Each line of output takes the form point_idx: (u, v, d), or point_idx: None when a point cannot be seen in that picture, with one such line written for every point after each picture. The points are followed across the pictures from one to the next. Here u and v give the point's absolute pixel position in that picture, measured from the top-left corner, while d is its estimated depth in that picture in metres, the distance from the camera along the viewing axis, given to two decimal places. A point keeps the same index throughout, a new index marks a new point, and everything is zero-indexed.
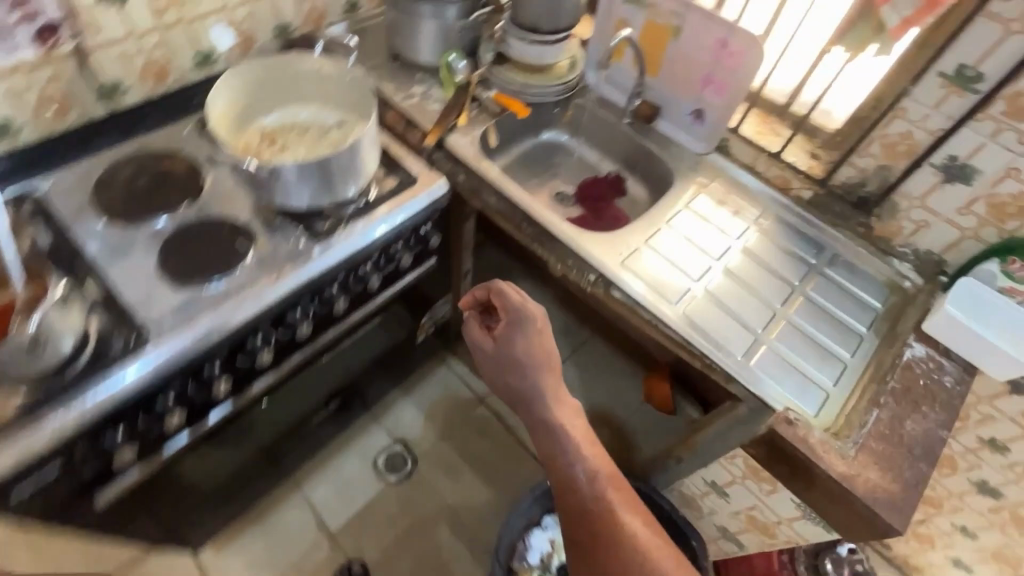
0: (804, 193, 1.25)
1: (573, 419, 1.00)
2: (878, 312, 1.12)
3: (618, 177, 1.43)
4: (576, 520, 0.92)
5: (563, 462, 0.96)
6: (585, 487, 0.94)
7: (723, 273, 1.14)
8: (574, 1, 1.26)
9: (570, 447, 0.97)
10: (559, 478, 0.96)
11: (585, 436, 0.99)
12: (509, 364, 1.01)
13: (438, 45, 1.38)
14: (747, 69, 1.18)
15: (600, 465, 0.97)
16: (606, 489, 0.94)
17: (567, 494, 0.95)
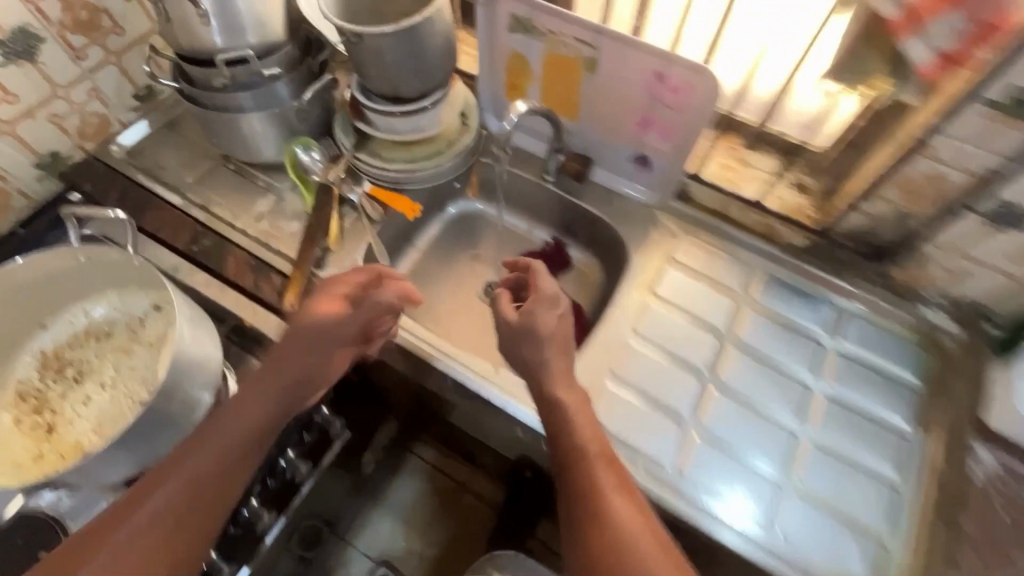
0: (796, 239, 0.97)
1: (599, 443, 0.68)
2: (915, 390, 0.88)
3: (559, 248, 1.12)
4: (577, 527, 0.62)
5: (575, 487, 0.65)
6: (594, 509, 0.62)
7: (720, 390, 0.87)
8: (438, 51, 0.87)
9: (588, 476, 0.65)
10: (564, 471, 0.67)
11: (610, 463, 0.67)
12: (519, 361, 0.75)
13: (278, 137, 1.00)
14: (698, 109, 0.84)
15: (621, 496, 0.63)
16: (618, 511, 0.62)
17: (567, 512, 0.64)
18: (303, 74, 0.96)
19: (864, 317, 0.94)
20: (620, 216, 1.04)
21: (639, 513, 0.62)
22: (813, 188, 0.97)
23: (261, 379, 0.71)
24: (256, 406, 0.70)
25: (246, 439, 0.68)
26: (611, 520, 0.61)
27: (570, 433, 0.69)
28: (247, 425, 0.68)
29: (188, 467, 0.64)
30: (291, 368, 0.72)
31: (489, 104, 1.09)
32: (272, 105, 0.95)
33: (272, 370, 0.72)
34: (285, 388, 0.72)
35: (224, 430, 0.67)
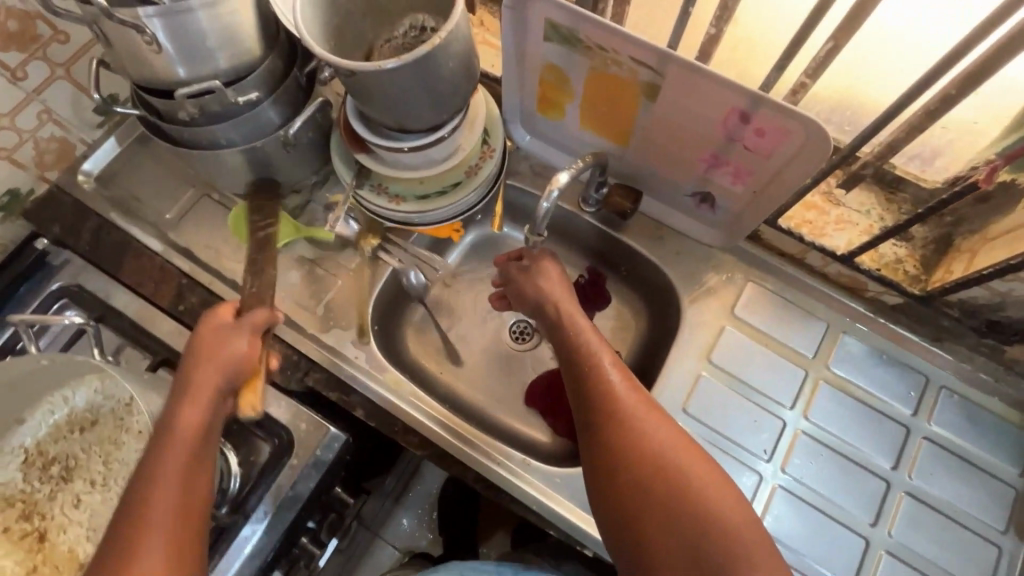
0: (888, 298, 0.80)
1: (621, 369, 0.68)
2: (1016, 490, 0.75)
3: (595, 281, 0.95)
4: (614, 459, 0.62)
5: (609, 409, 0.64)
6: (633, 437, 0.62)
7: (784, 486, 0.77)
8: (453, 76, 0.68)
9: (619, 403, 0.64)
10: (596, 411, 0.65)
11: (634, 386, 0.66)
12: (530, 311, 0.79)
13: (266, 167, 0.84)
14: (787, 157, 0.65)
15: (655, 419, 0.63)
16: (657, 438, 0.62)
17: (601, 442, 0.64)
18: (288, 93, 0.78)
19: (963, 395, 0.79)
20: (673, 259, 0.87)
21: (676, 434, 0.62)
22: (918, 234, 0.78)
23: (171, 436, 0.56)
24: (169, 472, 0.55)
25: (179, 505, 0.54)
26: (650, 450, 0.61)
27: (593, 359, 0.68)
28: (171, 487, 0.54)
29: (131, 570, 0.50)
30: (207, 392, 0.59)
31: (514, 113, 0.88)
32: (254, 135, 0.78)
33: (186, 411, 0.58)
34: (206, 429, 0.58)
35: (150, 508, 0.53)
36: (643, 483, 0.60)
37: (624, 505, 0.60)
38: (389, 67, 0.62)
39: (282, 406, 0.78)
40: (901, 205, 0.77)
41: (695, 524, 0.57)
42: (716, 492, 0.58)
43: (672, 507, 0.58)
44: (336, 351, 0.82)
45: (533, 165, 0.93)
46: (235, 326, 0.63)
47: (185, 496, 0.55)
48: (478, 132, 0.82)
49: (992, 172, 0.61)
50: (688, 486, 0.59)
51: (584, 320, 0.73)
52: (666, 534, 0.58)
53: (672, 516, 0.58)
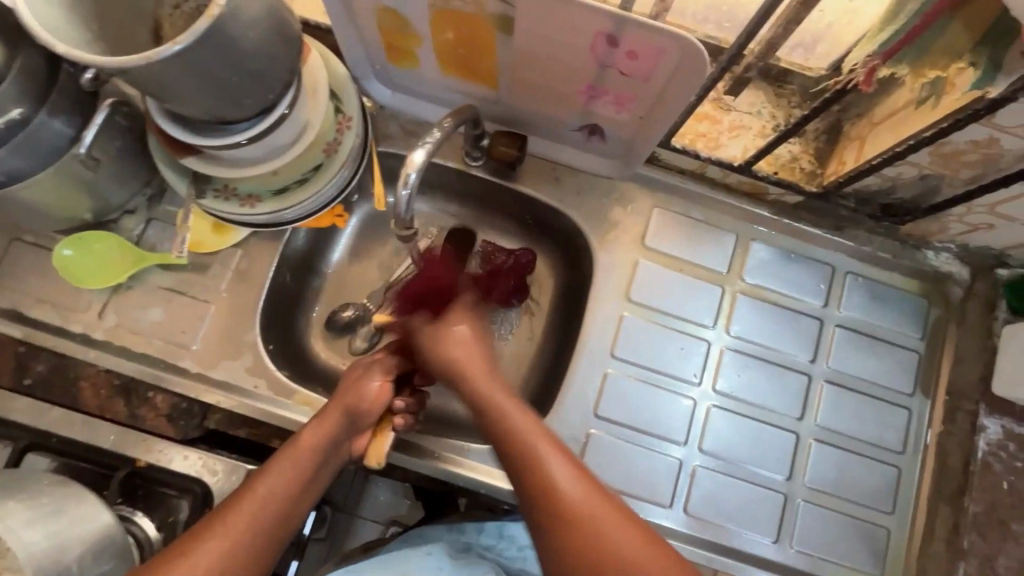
0: (789, 197, 0.79)
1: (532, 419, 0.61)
2: (918, 353, 0.80)
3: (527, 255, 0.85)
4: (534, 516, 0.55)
5: (523, 458, 0.58)
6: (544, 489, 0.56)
7: (717, 405, 0.78)
8: (263, 49, 0.55)
9: (532, 451, 0.58)
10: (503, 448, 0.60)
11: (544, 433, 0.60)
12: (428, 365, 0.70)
13: (79, 193, 0.68)
14: (665, 75, 0.58)
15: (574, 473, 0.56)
16: (572, 493, 0.55)
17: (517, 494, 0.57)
18: (69, 98, 0.61)
19: (867, 277, 0.82)
20: (576, 199, 0.81)
21: (593, 490, 0.56)
22: (810, 127, 0.75)
23: (291, 447, 0.62)
24: (272, 493, 0.57)
25: (275, 525, 0.56)
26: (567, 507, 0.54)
27: (496, 405, 0.63)
28: (258, 506, 0.56)
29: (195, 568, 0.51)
30: (331, 419, 0.65)
31: (365, 67, 0.77)
32: (42, 159, 0.62)
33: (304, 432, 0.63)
34: (314, 455, 0.62)
35: (250, 516, 0.55)
36: (566, 541, 0.53)
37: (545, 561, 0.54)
38: (165, 56, 0.49)
39: (188, 458, 0.70)
40: (790, 99, 0.74)
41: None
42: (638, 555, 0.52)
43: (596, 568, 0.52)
44: (230, 386, 0.73)
45: (404, 124, 0.81)
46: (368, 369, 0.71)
47: (260, 532, 0.55)
48: (325, 102, 0.69)
49: (870, 73, 0.59)
50: (608, 545, 0.53)
51: (473, 359, 0.67)
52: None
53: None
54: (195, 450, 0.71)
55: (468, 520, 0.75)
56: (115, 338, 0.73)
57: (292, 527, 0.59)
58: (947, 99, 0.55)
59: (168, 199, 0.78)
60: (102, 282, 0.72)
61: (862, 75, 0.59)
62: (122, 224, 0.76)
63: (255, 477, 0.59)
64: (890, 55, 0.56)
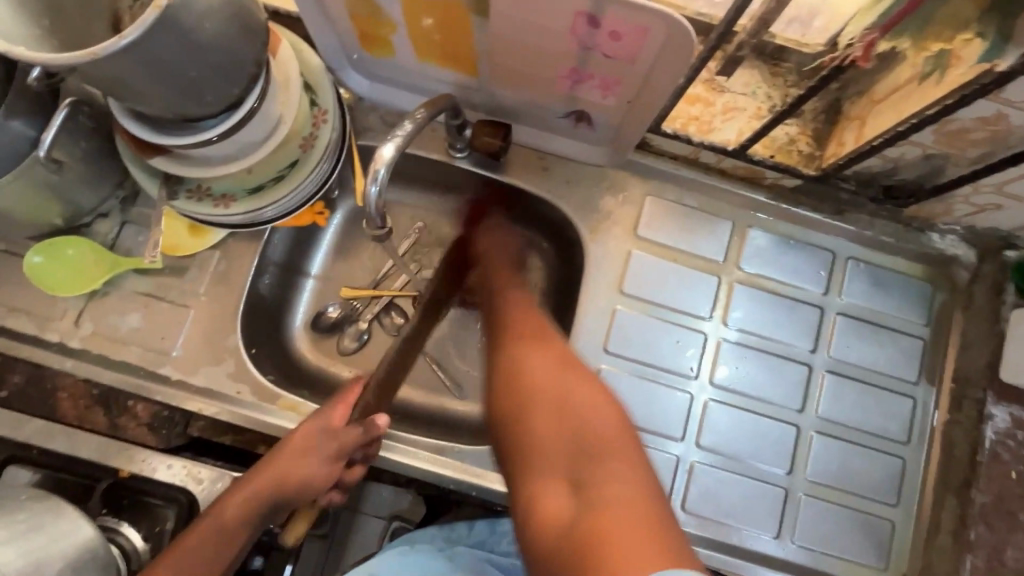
0: (787, 181, 0.76)
1: (529, 306, 0.70)
2: (923, 340, 0.78)
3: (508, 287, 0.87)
4: (505, 376, 0.62)
5: (518, 329, 0.66)
6: (523, 360, 0.62)
7: (714, 398, 0.76)
8: (223, 41, 0.52)
9: (519, 335, 0.65)
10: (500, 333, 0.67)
11: (533, 313, 0.68)
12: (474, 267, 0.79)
13: (46, 198, 0.66)
14: (652, 55, 0.55)
15: (552, 347, 0.63)
16: (546, 359, 0.62)
17: (501, 359, 0.64)
18: (29, 99, 0.59)
19: (869, 262, 0.79)
20: (565, 189, 0.78)
21: (565, 359, 0.62)
22: (808, 107, 0.71)
23: (212, 522, 0.60)
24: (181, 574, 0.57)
25: None
26: (541, 366, 0.61)
27: (498, 288, 0.72)
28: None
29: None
30: (260, 497, 0.62)
31: (340, 58, 0.73)
32: (4, 165, 0.59)
33: (227, 508, 0.60)
34: (230, 541, 0.60)
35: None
36: (530, 396, 0.59)
37: (509, 413, 0.60)
38: (110, 52, 0.46)
39: (171, 468, 0.68)
40: (786, 77, 0.69)
41: (569, 437, 0.55)
42: (596, 415, 0.56)
43: (556, 412, 0.57)
44: (213, 392, 0.71)
45: (383, 116, 0.78)
46: (323, 444, 0.65)
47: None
48: (298, 96, 0.66)
49: (868, 47, 0.54)
50: (572, 403, 0.57)
51: (496, 262, 0.76)
52: (537, 444, 0.56)
53: (554, 419, 0.57)
54: (179, 459, 0.69)
55: (459, 520, 0.73)
56: (94, 346, 0.71)
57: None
58: (951, 74, 0.51)
59: (142, 200, 0.75)
60: (77, 286, 0.70)
61: (860, 50, 0.55)
62: (95, 228, 0.74)
63: (167, 553, 0.58)
64: (889, 28, 0.51)
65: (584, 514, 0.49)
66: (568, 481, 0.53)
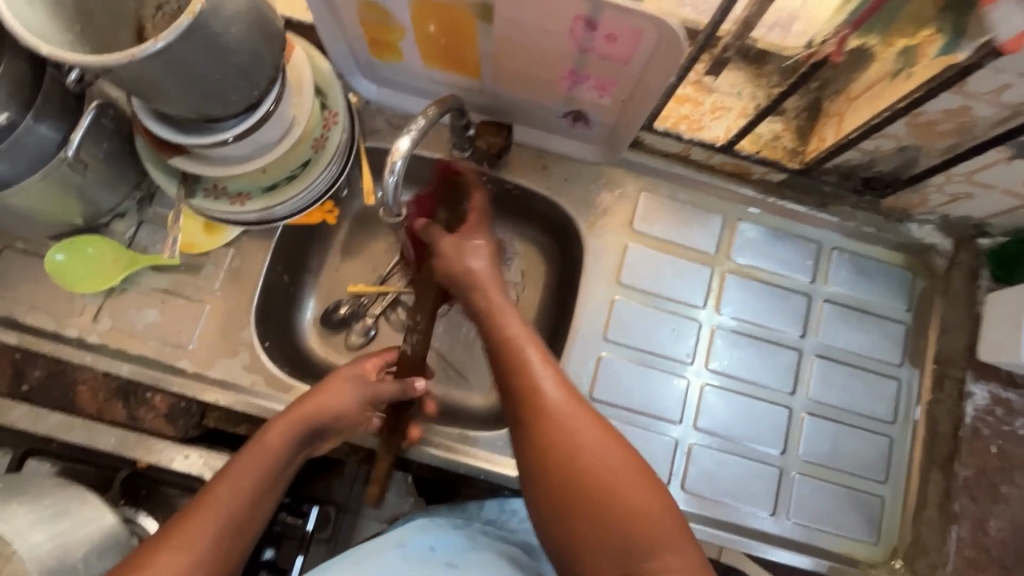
0: (773, 176, 0.80)
1: (553, 367, 0.60)
2: (905, 324, 0.82)
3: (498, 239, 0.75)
4: (541, 460, 0.55)
5: (539, 404, 0.57)
6: (555, 441, 0.55)
7: (710, 383, 0.79)
8: (246, 47, 0.55)
9: (551, 412, 0.56)
10: (516, 403, 0.59)
11: (560, 375, 0.59)
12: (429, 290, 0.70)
13: (68, 197, 0.68)
14: (645, 55, 0.59)
15: (588, 419, 0.56)
16: (587, 437, 0.55)
17: (525, 437, 0.57)
18: (56, 103, 0.62)
19: (852, 252, 0.83)
20: (564, 186, 0.82)
21: (606, 434, 0.56)
22: (790, 106, 0.76)
23: (257, 449, 0.58)
24: (236, 499, 0.54)
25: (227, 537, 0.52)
26: (584, 450, 0.54)
27: (515, 347, 0.62)
28: (222, 517, 0.52)
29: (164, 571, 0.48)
30: (298, 424, 0.62)
31: (349, 64, 0.77)
32: (31, 165, 0.62)
33: (268, 436, 0.60)
34: (276, 462, 0.58)
35: (212, 514, 0.52)
36: (575, 487, 0.53)
37: (545, 502, 0.54)
38: (145, 55, 0.49)
39: (188, 457, 0.70)
40: (769, 79, 0.72)
41: (619, 536, 0.51)
42: (646, 502, 0.52)
43: (602, 508, 0.52)
44: (228, 384, 0.73)
45: (390, 119, 0.82)
46: (355, 383, 0.67)
47: (231, 528, 0.52)
48: (310, 99, 0.70)
49: (840, 43, 0.59)
50: (614, 493, 0.52)
51: (504, 306, 0.67)
52: (583, 541, 0.52)
53: (599, 515, 0.52)
54: (195, 449, 0.70)
55: (470, 501, 0.75)
56: (112, 341, 0.73)
57: (250, 538, 0.54)
58: (921, 70, 0.56)
59: (159, 201, 0.78)
60: (95, 285, 0.73)
61: (833, 46, 0.59)
62: (113, 228, 0.77)
63: (217, 479, 0.55)
64: (859, 25, 0.56)
65: None
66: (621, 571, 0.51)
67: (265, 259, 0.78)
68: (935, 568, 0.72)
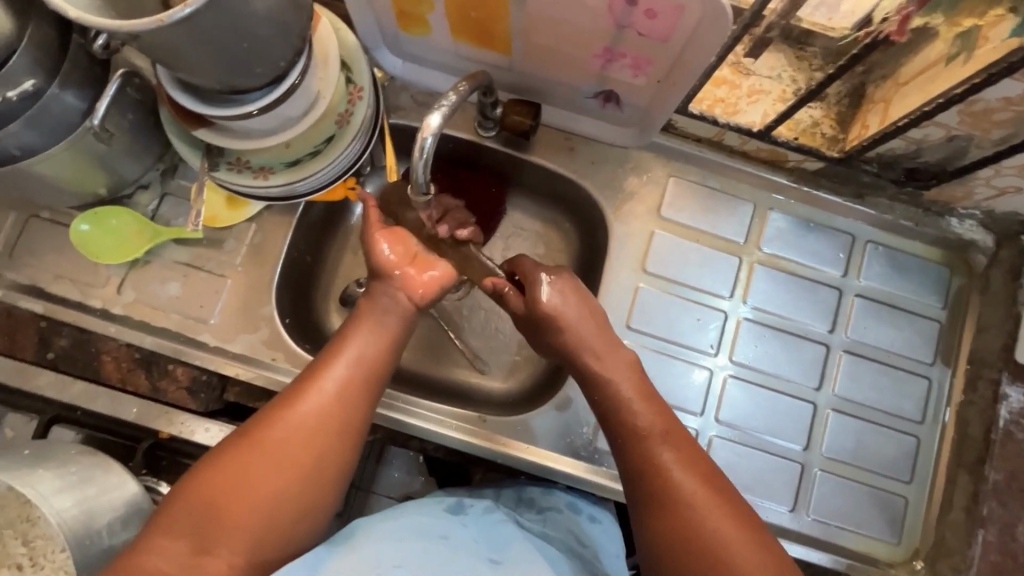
0: (810, 164, 0.77)
1: (683, 445, 0.57)
2: (940, 322, 0.79)
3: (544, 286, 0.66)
4: (672, 553, 0.53)
5: (671, 489, 0.54)
6: (681, 525, 0.53)
7: (733, 375, 0.78)
8: (274, 17, 0.54)
9: (683, 501, 0.53)
10: (644, 485, 0.56)
11: (698, 466, 0.56)
12: (385, 283, 0.62)
13: (93, 167, 0.68)
14: (685, 33, 0.56)
15: (717, 505, 0.53)
16: (723, 530, 0.52)
17: (654, 520, 0.54)
18: (81, 71, 0.61)
19: (887, 246, 0.80)
20: (590, 169, 0.80)
21: (744, 529, 0.52)
22: (832, 91, 0.73)
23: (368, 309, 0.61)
24: (362, 341, 0.58)
25: (357, 382, 0.56)
26: (723, 546, 0.51)
27: (644, 428, 0.59)
28: (350, 358, 0.57)
29: (311, 399, 0.53)
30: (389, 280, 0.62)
31: (374, 37, 0.76)
32: (58, 133, 0.62)
33: (369, 298, 0.62)
34: (386, 313, 0.60)
35: (337, 370, 0.56)
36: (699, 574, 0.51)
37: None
38: (175, 20, 0.48)
39: (209, 430, 0.70)
40: (812, 60, 0.70)
41: None
42: None
43: None
44: (249, 359, 0.73)
45: (415, 95, 0.80)
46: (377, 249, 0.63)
47: (358, 368, 0.56)
48: (336, 73, 0.68)
49: (904, 21, 0.55)
50: None
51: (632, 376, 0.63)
52: None
53: None
54: (216, 423, 0.71)
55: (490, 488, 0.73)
56: (134, 313, 0.73)
57: (380, 378, 0.58)
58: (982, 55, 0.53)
59: (182, 173, 0.78)
60: (119, 256, 0.73)
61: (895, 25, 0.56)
62: (136, 199, 0.76)
63: (340, 337, 0.59)
64: (924, 3, 0.52)
65: None
66: None
67: (287, 235, 0.77)
68: (957, 571, 0.71)
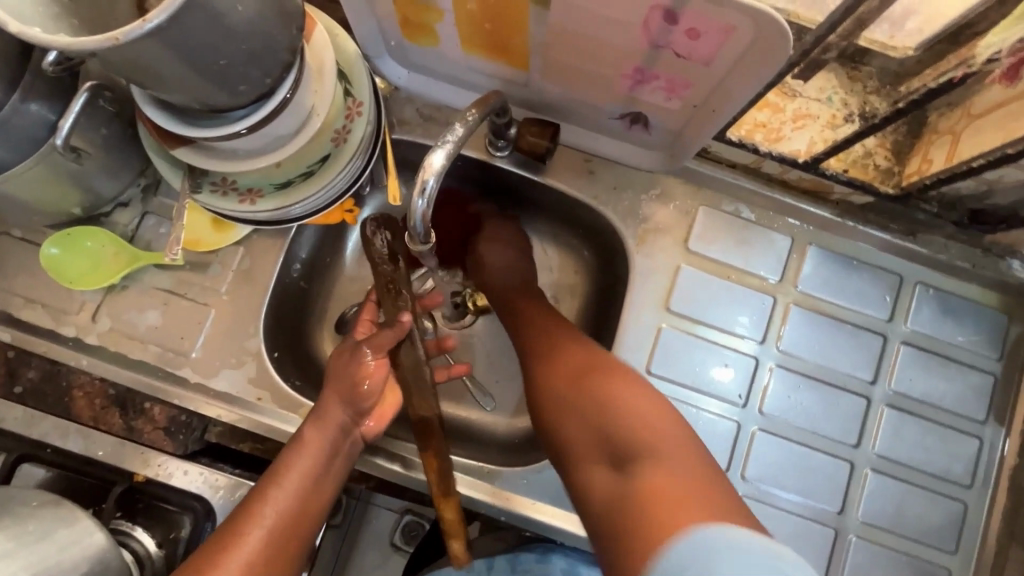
0: (856, 197, 0.70)
1: (552, 312, 0.69)
2: (995, 374, 0.71)
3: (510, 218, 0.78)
4: (549, 398, 0.60)
5: (542, 338, 0.65)
6: (553, 367, 0.62)
7: (762, 427, 0.71)
8: (258, 29, 0.47)
9: (555, 344, 0.63)
10: (525, 349, 0.66)
11: (567, 331, 0.65)
12: (342, 411, 0.60)
13: (65, 187, 0.62)
14: (733, 57, 0.49)
15: (587, 354, 0.61)
16: (593, 370, 0.59)
17: (534, 374, 0.63)
18: (48, 82, 0.55)
19: (939, 288, 0.72)
20: (611, 194, 0.73)
21: (622, 374, 0.58)
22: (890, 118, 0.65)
23: (302, 447, 0.58)
24: (294, 490, 0.55)
25: (283, 538, 0.53)
26: (599, 384, 0.57)
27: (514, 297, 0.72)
28: (276, 514, 0.54)
29: (229, 568, 0.49)
30: (338, 414, 0.60)
31: (377, 45, 0.68)
32: (21, 151, 0.56)
33: (309, 432, 0.59)
34: (322, 456, 0.58)
35: (260, 525, 0.52)
36: (573, 407, 0.57)
37: (553, 432, 0.59)
38: (132, 37, 0.41)
39: (188, 473, 0.65)
40: (867, 82, 0.62)
41: (612, 438, 0.53)
42: (639, 407, 0.54)
43: (597, 422, 0.55)
44: (233, 397, 0.67)
45: (420, 109, 0.73)
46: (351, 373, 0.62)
47: (286, 528, 0.54)
48: (332, 85, 0.61)
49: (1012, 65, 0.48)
50: (611, 410, 0.54)
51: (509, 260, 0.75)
52: (583, 446, 0.55)
53: (591, 424, 0.55)
54: (196, 464, 0.66)
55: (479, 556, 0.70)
56: (110, 343, 0.67)
57: (312, 527, 0.56)
58: None
59: (165, 191, 0.71)
60: (93, 282, 0.67)
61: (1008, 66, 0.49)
62: (115, 217, 0.70)
63: (268, 478, 0.56)
64: None
65: (639, 493, 0.47)
66: (614, 464, 0.52)
67: (277, 261, 0.71)
68: None
